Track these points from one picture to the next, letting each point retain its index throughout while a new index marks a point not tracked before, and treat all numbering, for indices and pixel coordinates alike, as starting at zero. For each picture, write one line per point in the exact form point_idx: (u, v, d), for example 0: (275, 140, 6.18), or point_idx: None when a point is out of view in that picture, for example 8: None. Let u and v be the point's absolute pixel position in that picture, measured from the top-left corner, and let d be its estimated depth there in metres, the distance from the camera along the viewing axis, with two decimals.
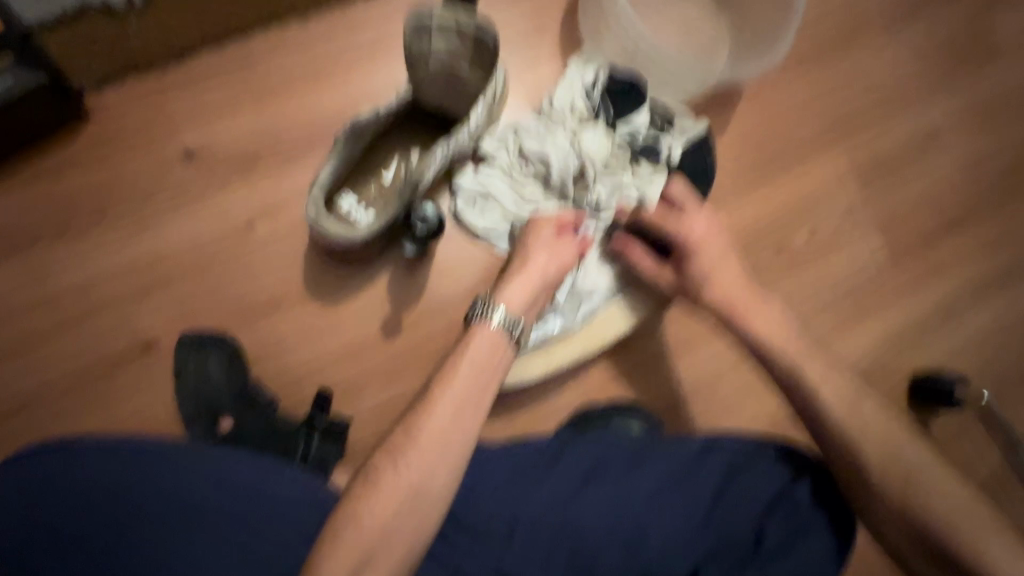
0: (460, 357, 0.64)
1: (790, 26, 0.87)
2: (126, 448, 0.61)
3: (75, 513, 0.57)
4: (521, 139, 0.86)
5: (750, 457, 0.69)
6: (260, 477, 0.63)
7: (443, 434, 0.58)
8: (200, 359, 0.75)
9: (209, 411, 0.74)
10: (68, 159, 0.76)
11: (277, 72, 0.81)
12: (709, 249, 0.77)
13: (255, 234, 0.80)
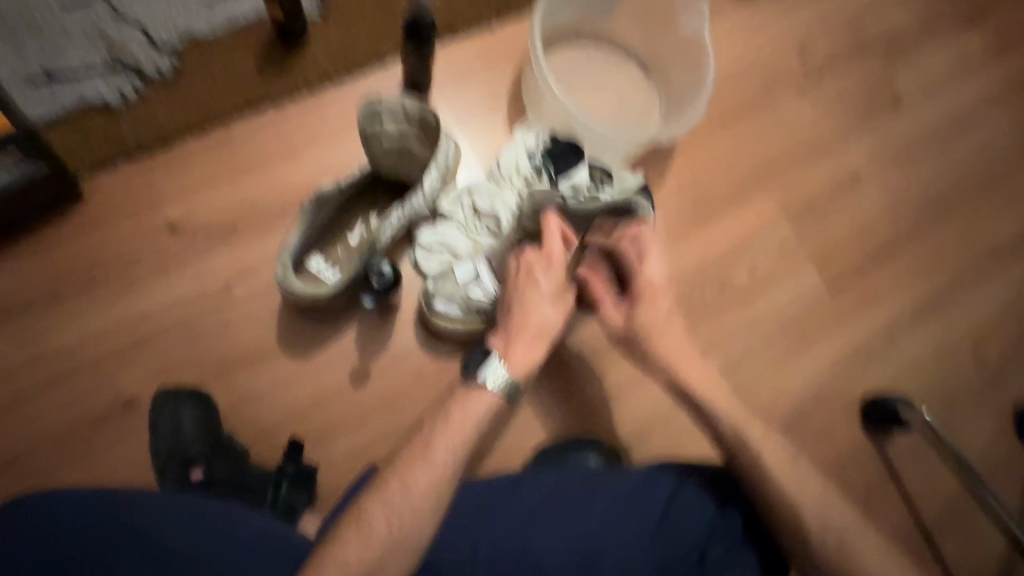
0: (453, 416, 0.71)
1: (703, 94, 1.01)
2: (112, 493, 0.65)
3: (59, 552, 0.60)
4: (473, 199, 0.93)
5: (693, 479, 0.75)
6: (235, 523, 0.67)
7: (431, 489, 0.65)
8: (172, 412, 0.79)
9: (179, 462, 0.77)
10: (61, 235, 0.84)
11: (254, 151, 0.91)
12: (652, 309, 0.82)
13: (232, 294, 0.87)
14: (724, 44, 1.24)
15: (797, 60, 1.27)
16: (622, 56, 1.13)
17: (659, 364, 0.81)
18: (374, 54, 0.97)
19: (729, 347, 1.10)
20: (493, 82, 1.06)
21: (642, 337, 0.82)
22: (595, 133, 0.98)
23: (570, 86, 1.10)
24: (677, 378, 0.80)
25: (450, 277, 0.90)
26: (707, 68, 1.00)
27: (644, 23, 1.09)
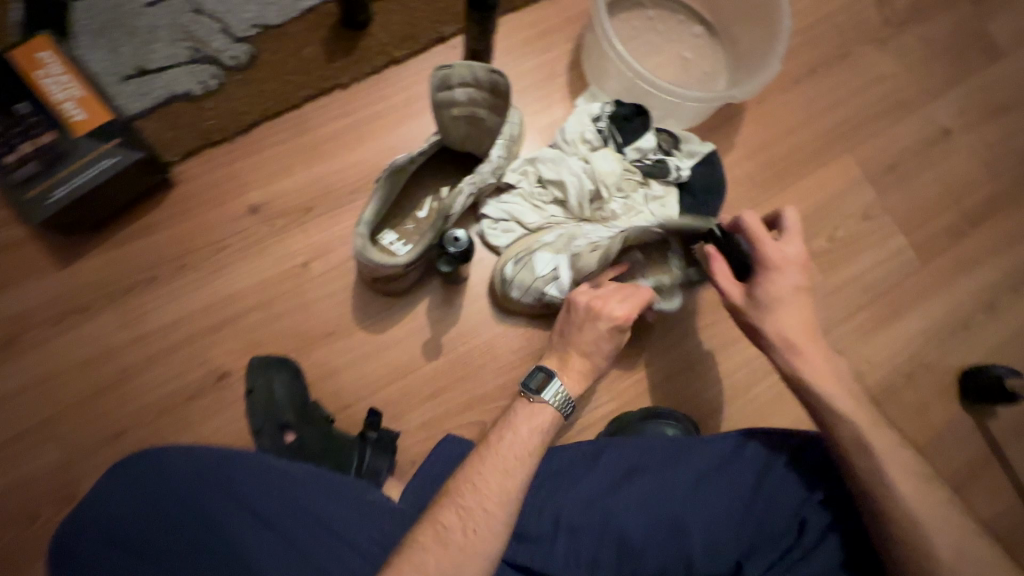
0: (518, 424, 0.68)
1: (776, 50, 0.95)
2: (208, 453, 0.67)
3: (165, 506, 0.63)
4: (539, 169, 0.95)
5: (784, 448, 0.70)
6: (320, 488, 0.68)
7: (504, 489, 0.62)
8: (266, 378, 0.84)
9: (275, 425, 0.82)
10: (152, 221, 0.89)
11: (325, 134, 0.94)
12: (776, 280, 0.70)
13: (310, 272, 0.90)
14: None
15: (875, 12, 1.18)
16: (685, 15, 1.09)
17: (774, 342, 0.70)
18: (435, 33, 0.98)
19: None
20: (554, 54, 1.04)
21: (764, 314, 0.70)
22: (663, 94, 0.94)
23: (632, 50, 1.07)
24: (794, 368, 0.69)
25: (528, 266, 0.86)
26: (780, 21, 0.95)
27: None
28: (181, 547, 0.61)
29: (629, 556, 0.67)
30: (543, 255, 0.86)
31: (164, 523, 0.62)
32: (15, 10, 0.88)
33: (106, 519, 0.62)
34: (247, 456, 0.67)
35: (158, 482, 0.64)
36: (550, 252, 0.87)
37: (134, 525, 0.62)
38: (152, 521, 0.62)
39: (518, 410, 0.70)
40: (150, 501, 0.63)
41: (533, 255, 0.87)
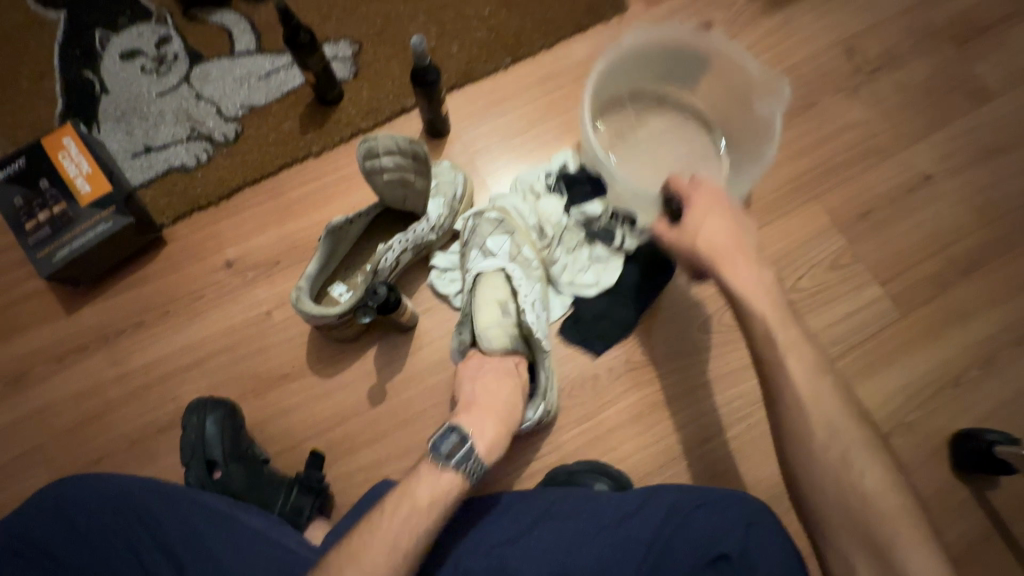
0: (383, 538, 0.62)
1: (764, 153, 0.90)
2: (126, 478, 0.70)
3: (76, 523, 0.66)
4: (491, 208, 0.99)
5: (689, 505, 0.70)
6: (225, 520, 0.68)
7: None
8: (201, 416, 0.84)
9: (202, 462, 0.80)
10: (145, 273, 1.02)
11: (296, 196, 1.06)
12: (700, 198, 0.78)
13: (272, 320, 0.99)
14: (757, 51, 1.18)
15: (844, 61, 1.17)
16: (698, 133, 1.07)
17: (701, 257, 0.76)
18: (398, 105, 1.09)
19: None
20: (510, 117, 1.12)
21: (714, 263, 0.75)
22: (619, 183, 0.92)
23: (635, 140, 1.08)
24: (732, 287, 0.74)
25: (495, 228, 0.96)
26: (775, 122, 0.88)
27: (727, 97, 1.02)
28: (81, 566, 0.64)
29: None
30: (502, 242, 0.94)
31: (69, 539, 0.65)
32: (59, 103, 1.09)
33: (21, 526, 0.66)
34: (164, 493, 0.69)
35: (77, 505, 0.67)
36: (507, 244, 0.94)
37: (47, 539, 0.65)
38: (60, 541, 0.65)
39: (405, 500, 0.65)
40: (64, 520, 0.66)
41: (505, 234, 0.95)
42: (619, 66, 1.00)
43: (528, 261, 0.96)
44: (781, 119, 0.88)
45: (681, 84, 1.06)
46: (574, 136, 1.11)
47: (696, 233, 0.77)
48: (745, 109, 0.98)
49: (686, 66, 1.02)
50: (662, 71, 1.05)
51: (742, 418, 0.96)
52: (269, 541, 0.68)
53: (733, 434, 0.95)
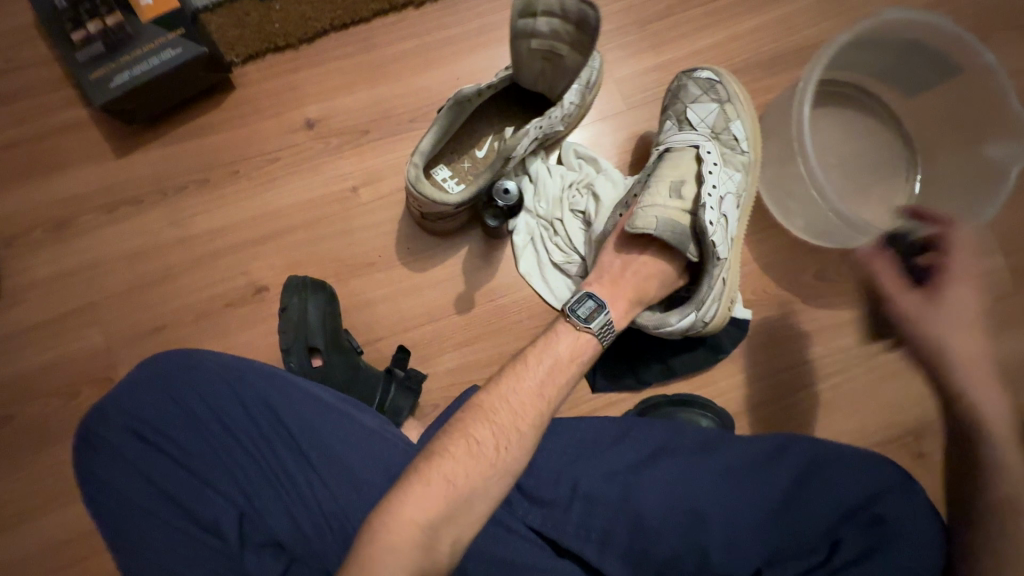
0: (502, 406, 0.62)
1: (987, 204, 0.81)
2: (235, 363, 0.64)
3: (191, 409, 0.63)
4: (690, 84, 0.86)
5: (826, 462, 0.67)
6: (341, 415, 0.63)
7: (479, 453, 0.58)
8: (302, 298, 0.74)
9: (305, 349, 0.72)
10: (209, 122, 0.87)
11: (391, 54, 0.89)
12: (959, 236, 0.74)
13: (358, 199, 0.88)
14: None
15: None
16: (897, 146, 0.97)
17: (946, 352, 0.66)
18: None
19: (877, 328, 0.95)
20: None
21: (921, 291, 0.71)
22: (801, 161, 0.80)
23: (820, 119, 0.98)
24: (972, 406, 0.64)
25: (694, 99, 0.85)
26: (1010, 171, 0.80)
27: (952, 125, 0.90)
28: (202, 455, 0.61)
29: (641, 535, 0.66)
30: (707, 111, 0.84)
31: (184, 427, 0.62)
32: None
33: (136, 408, 0.63)
34: (288, 384, 0.64)
35: (191, 395, 0.63)
36: (711, 114, 0.84)
37: (163, 425, 0.62)
38: (183, 431, 0.62)
39: (522, 375, 0.65)
40: (182, 410, 0.63)
41: (717, 106, 0.84)
42: (855, 48, 0.88)
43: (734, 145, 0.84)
44: (1015, 176, 0.79)
45: (901, 90, 0.94)
46: (716, 33, 0.95)
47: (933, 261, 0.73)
48: (966, 144, 0.88)
49: (924, 75, 0.89)
50: (891, 69, 0.92)
51: (839, 371, 0.93)
52: (390, 439, 0.63)
53: (827, 386, 0.93)
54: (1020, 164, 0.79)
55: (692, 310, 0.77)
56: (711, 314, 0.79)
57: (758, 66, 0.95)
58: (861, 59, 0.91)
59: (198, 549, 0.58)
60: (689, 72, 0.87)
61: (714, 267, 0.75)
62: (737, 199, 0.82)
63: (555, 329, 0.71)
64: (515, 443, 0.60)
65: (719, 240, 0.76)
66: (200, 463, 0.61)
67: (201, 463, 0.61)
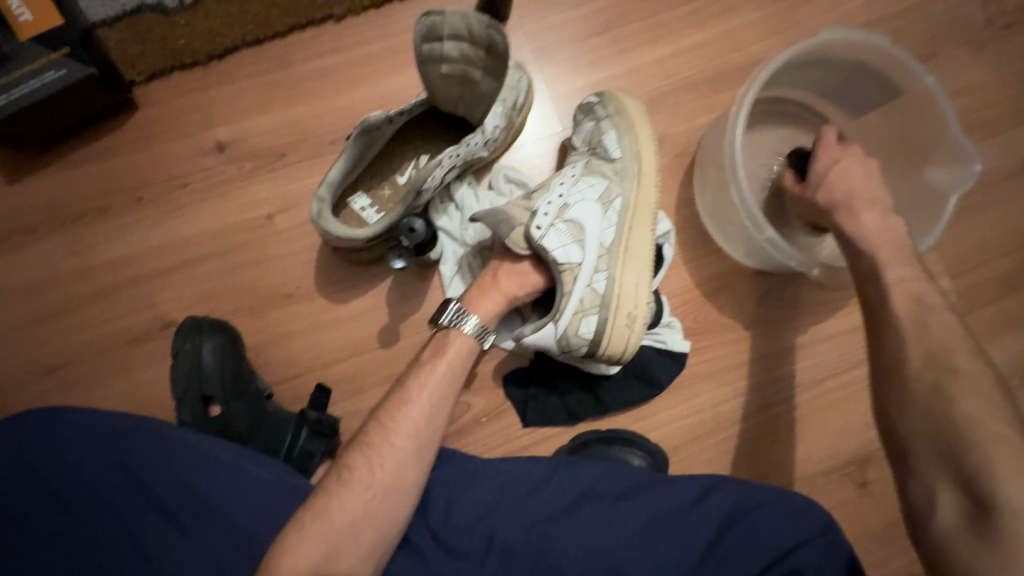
0: (394, 435, 0.62)
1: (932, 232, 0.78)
2: (106, 422, 0.61)
3: (49, 475, 0.58)
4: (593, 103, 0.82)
5: (749, 509, 0.64)
6: (223, 468, 0.60)
7: (372, 487, 0.59)
8: (194, 344, 0.72)
9: (198, 398, 0.69)
10: (111, 144, 0.81)
11: (309, 72, 0.83)
12: (827, 146, 0.78)
13: (274, 226, 0.82)
14: None
15: (979, 7, 0.98)
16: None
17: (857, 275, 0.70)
18: None
19: (822, 356, 0.92)
20: (585, 11, 0.90)
21: (838, 214, 0.74)
22: (734, 189, 0.78)
23: (766, 136, 0.92)
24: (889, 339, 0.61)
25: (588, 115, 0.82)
26: (949, 200, 0.77)
27: (891, 148, 0.88)
28: (56, 531, 0.56)
29: None
30: (609, 135, 0.78)
31: (41, 496, 0.57)
32: None
33: None
34: (154, 433, 0.61)
35: (42, 465, 0.58)
36: (610, 131, 0.78)
37: (14, 498, 0.57)
38: (38, 501, 0.57)
39: (411, 411, 0.63)
40: (32, 482, 0.57)
41: (593, 125, 0.81)
42: (802, 63, 0.84)
43: (607, 156, 0.78)
44: (953, 207, 0.77)
45: (845, 107, 0.91)
46: (657, 49, 0.91)
47: (821, 186, 0.76)
48: (907, 166, 0.86)
49: (870, 94, 0.86)
50: (839, 86, 0.89)
51: (781, 400, 0.90)
52: (280, 487, 0.61)
53: (768, 416, 0.90)
54: (958, 194, 0.77)
55: (549, 326, 0.72)
56: (585, 331, 0.73)
57: (700, 83, 0.91)
58: (808, 74, 0.87)
59: None
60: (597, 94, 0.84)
61: (563, 277, 0.70)
62: (613, 209, 0.75)
63: (442, 338, 0.69)
64: (394, 469, 0.61)
65: (560, 247, 0.71)
66: (54, 538, 0.56)
67: (55, 538, 0.56)
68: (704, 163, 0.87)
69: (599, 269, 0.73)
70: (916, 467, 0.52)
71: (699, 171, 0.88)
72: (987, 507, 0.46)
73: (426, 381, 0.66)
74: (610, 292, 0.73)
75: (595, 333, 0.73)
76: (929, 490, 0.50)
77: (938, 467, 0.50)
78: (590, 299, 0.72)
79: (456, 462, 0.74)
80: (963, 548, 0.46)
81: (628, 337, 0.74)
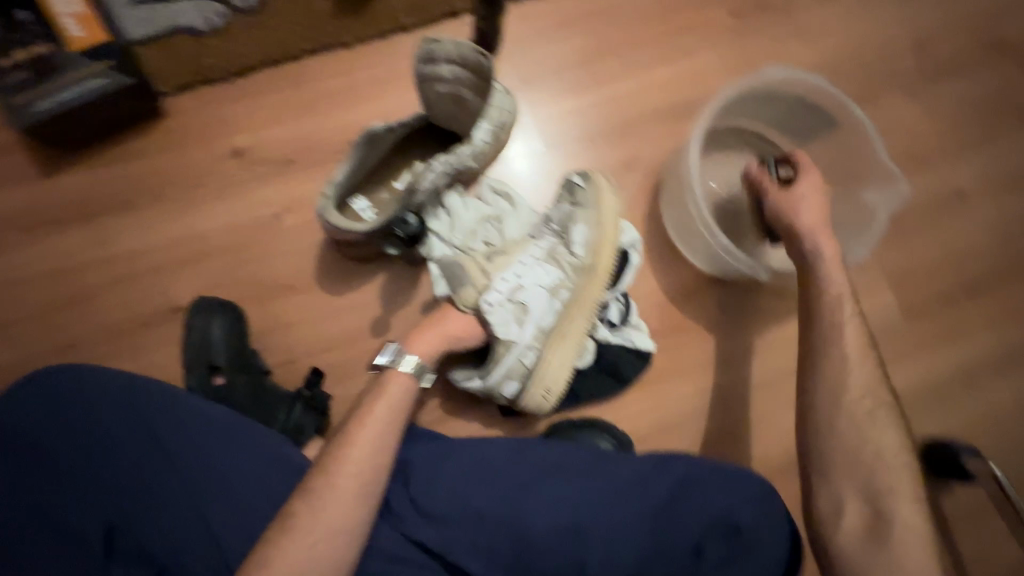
0: (336, 477, 0.62)
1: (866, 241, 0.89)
2: (126, 381, 0.66)
3: (75, 424, 0.64)
4: (573, 213, 0.84)
5: (701, 476, 0.72)
6: (230, 438, 0.66)
7: (314, 537, 0.59)
8: (206, 320, 0.84)
9: (205, 365, 0.82)
10: (138, 147, 0.90)
11: (320, 90, 0.94)
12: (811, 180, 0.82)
13: (281, 225, 0.91)
14: (832, 27, 1.10)
15: (911, 56, 1.11)
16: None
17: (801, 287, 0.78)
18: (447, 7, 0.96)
19: (778, 358, 1.00)
20: (565, 48, 1.03)
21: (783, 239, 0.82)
22: (692, 203, 0.88)
23: (724, 161, 1.04)
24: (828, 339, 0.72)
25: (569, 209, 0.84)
26: (879, 214, 0.89)
27: (831, 171, 0.99)
28: (77, 475, 0.62)
29: (527, 550, 0.69)
30: (580, 231, 0.82)
31: (66, 444, 0.63)
32: None
33: (24, 420, 0.64)
34: (174, 398, 0.66)
35: (72, 413, 0.64)
36: (580, 239, 0.82)
37: (44, 441, 0.63)
38: (66, 446, 0.63)
39: (353, 454, 0.64)
40: (62, 425, 0.64)
41: (570, 208, 0.84)
42: (750, 96, 0.96)
43: (573, 248, 0.82)
44: (883, 220, 0.88)
45: (793, 137, 1.03)
46: (628, 82, 1.03)
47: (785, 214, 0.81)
48: (847, 188, 0.97)
49: (811, 124, 0.99)
50: (783, 117, 1.00)
51: (741, 398, 0.98)
52: (276, 459, 0.66)
53: (728, 412, 0.97)
54: (886, 210, 0.88)
55: (476, 380, 0.80)
56: (506, 392, 0.80)
57: (666, 113, 1.03)
58: (757, 107, 1.00)
59: (72, 561, 0.59)
60: (583, 175, 0.85)
61: (499, 347, 0.77)
62: (560, 298, 0.81)
63: (387, 374, 0.73)
64: (337, 512, 0.61)
65: (502, 324, 0.77)
66: (77, 480, 0.62)
67: (78, 480, 0.62)
68: (668, 178, 0.98)
69: (531, 347, 0.79)
70: (831, 482, 0.65)
71: (662, 187, 0.99)
72: (880, 519, 0.62)
73: (364, 424, 0.67)
74: (536, 369, 0.80)
75: (516, 395, 0.81)
76: (838, 502, 0.64)
77: (852, 488, 0.65)
78: (516, 370, 0.79)
79: (434, 438, 0.79)
80: (858, 545, 0.61)
81: (546, 404, 0.82)
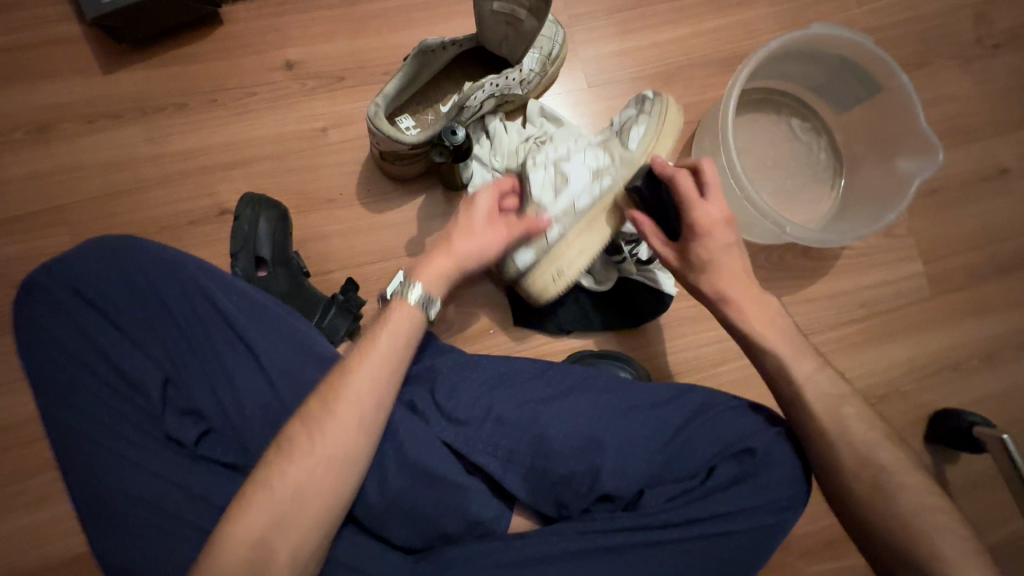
0: (321, 433, 0.60)
1: (894, 208, 0.88)
2: (181, 255, 0.69)
3: (133, 282, 0.66)
4: (633, 120, 0.87)
5: (718, 404, 0.74)
6: (280, 321, 0.67)
7: (301, 492, 0.58)
8: (253, 212, 0.85)
9: (251, 257, 0.83)
10: (195, 51, 0.93)
11: (373, 11, 0.95)
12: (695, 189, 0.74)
13: (327, 138, 0.93)
14: None
15: (970, 27, 1.09)
16: (823, 152, 1.02)
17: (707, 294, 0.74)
18: None
19: (799, 315, 1.01)
20: None
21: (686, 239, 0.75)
22: (722, 152, 0.88)
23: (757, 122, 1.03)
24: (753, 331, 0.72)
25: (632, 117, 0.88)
26: (912, 181, 0.87)
27: (868, 139, 0.98)
28: (132, 329, 0.65)
29: (543, 456, 0.72)
30: (639, 130, 0.85)
31: (121, 299, 0.66)
32: None
33: (86, 269, 0.67)
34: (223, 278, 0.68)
35: (123, 275, 0.66)
36: (635, 136, 0.85)
37: (105, 294, 0.66)
38: (123, 299, 0.66)
39: (349, 395, 0.61)
40: (121, 279, 0.66)
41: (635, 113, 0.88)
42: (791, 54, 0.95)
43: (625, 144, 0.85)
44: (915, 187, 0.87)
45: (830, 103, 1.02)
46: (678, 28, 1.03)
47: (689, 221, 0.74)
48: (882, 157, 0.96)
49: (853, 90, 0.97)
50: (824, 81, 0.99)
51: None
52: (310, 348, 0.67)
53: (744, 363, 0.99)
54: (920, 177, 0.87)
55: None
56: (517, 261, 0.82)
57: (713, 64, 1.03)
58: (796, 67, 0.99)
59: (123, 405, 0.64)
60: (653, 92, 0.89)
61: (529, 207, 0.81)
62: (600, 184, 0.84)
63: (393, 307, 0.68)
64: (321, 468, 0.59)
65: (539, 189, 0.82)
66: (132, 333, 0.65)
67: (133, 332, 0.65)
68: (702, 130, 0.97)
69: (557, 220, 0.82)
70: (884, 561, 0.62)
71: (696, 138, 0.99)
72: None
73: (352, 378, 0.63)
74: (555, 245, 0.82)
75: (526, 267, 0.83)
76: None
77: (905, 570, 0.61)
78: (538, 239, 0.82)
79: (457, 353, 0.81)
80: None
81: (548, 287, 0.84)
